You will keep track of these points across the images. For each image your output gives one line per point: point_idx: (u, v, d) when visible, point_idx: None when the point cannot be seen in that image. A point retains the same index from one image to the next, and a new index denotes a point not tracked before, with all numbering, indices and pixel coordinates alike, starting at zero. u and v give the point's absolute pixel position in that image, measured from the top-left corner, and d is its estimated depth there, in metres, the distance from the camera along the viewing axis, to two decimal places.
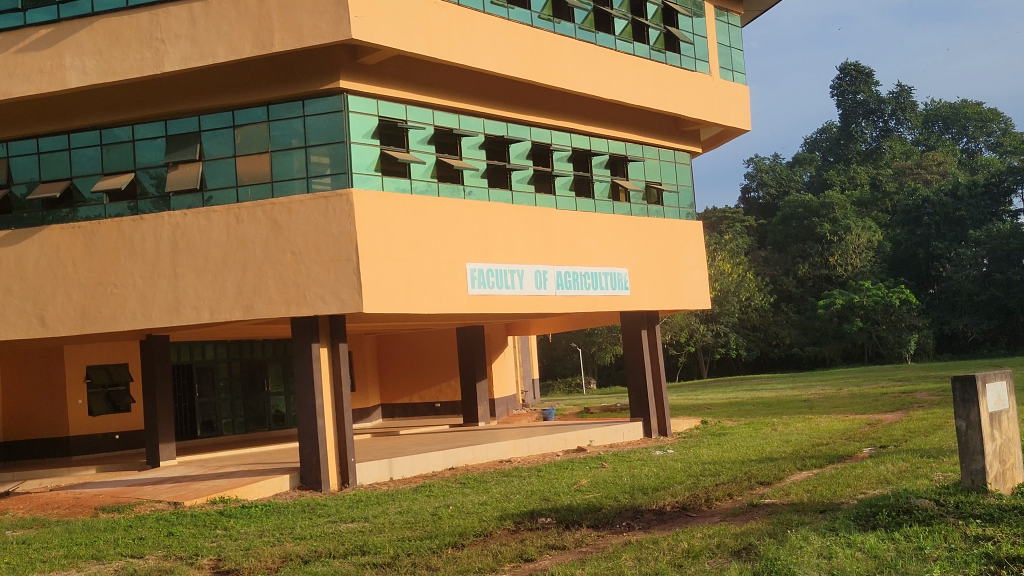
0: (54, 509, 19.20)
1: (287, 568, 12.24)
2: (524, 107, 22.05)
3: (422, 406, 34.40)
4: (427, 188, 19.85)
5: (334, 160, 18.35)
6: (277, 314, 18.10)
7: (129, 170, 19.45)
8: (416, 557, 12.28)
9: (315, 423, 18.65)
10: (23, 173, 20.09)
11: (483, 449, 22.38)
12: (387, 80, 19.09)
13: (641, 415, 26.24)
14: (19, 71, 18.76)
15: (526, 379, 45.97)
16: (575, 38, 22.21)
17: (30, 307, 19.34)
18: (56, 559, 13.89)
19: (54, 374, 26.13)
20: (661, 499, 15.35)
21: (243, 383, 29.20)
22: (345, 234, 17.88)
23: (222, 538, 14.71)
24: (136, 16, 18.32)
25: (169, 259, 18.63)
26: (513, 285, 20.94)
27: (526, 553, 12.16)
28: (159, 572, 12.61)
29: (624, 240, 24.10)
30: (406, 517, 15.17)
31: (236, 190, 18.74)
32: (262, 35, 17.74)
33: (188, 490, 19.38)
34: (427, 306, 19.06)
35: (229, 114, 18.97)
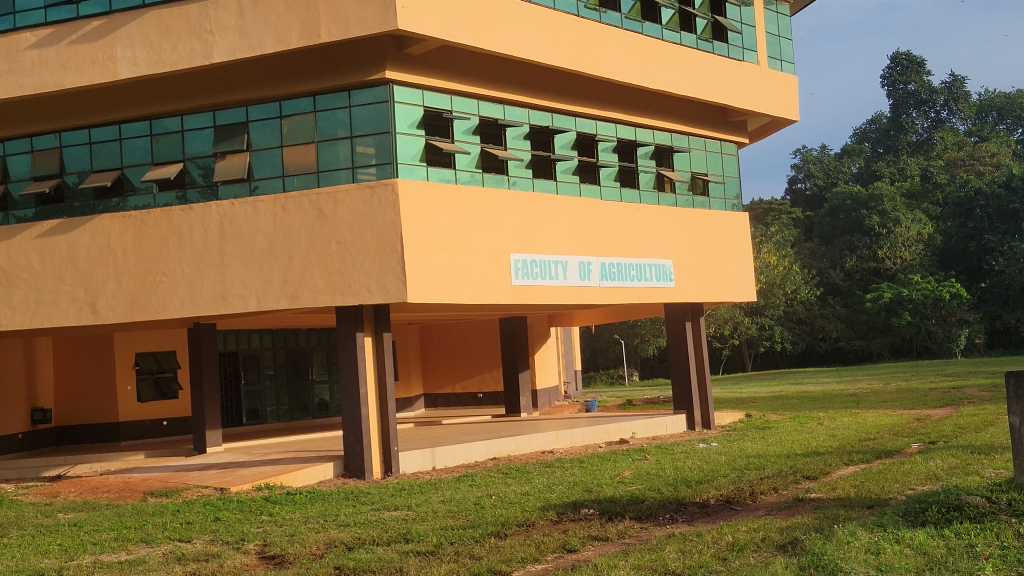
0: (105, 493, 19.58)
1: (332, 554, 12.37)
2: (569, 98, 21.97)
3: (464, 396, 34.52)
4: (472, 178, 19.87)
5: (380, 150, 18.43)
6: (322, 303, 18.25)
7: (178, 160, 19.71)
8: (460, 545, 12.34)
9: (358, 412, 18.79)
10: (75, 162, 20.44)
11: (525, 440, 22.41)
12: (433, 70, 19.13)
13: (685, 408, 26.09)
14: (72, 63, 19.10)
15: (569, 370, 45.92)
16: (621, 28, 22.06)
17: (82, 295, 19.71)
18: (106, 542, 14.16)
19: (104, 360, 26.61)
20: (705, 492, 15.25)
21: (287, 372, 29.49)
22: (390, 224, 17.97)
23: (268, 523, 14.90)
24: (186, 7, 18.52)
25: (216, 248, 18.86)
26: (557, 276, 20.92)
27: (568, 543, 12.16)
28: (207, 556, 12.80)
29: (669, 232, 23.96)
30: (449, 506, 15.23)
31: (282, 179, 18.90)
32: (309, 26, 17.84)
33: (234, 476, 19.65)
34: (471, 296, 19.09)
35: (276, 105, 19.12)
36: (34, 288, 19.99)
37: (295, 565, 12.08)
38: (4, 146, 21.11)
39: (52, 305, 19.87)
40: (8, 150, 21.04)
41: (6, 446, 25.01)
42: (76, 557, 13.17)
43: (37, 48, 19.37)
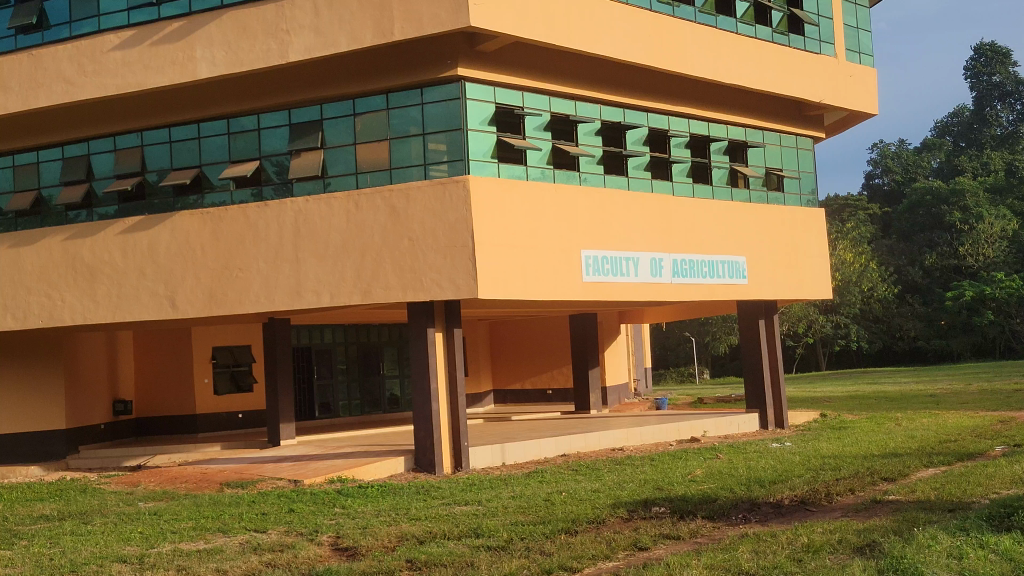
0: (183, 483, 20.07)
1: (404, 547, 12.50)
2: (641, 93, 21.81)
3: (534, 392, 34.56)
4: (543, 174, 19.86)
5: (451, 147, 18.53)
6: (395, 298, 18.43)
7: (255, 157, 20.07)
8: (530, 541, 12.36)
9: (429, 407, 18.94)
10: (155, 160, 20.96)
11: (595, 437, 22.34)
12: (505, 66, 19.16)
13: (758, 407, 25.73)
14: (154, 63, 19.60)
15: (639, 367, 45.69)
16: (695, 21, 21.84)
17: (161, 289, 20.21)
18: (185, 530, 14.53)
19: (182, 353, 27.28)
20: (779, 492, 15.03)
21: (359, 367, 29.85)
22: (461, 220, 18.06)
23: (341, 515, 15.11)
24: (263, 7, 18.85)
25: (291, 244, 19.18)
26: (628, 273, 20.80)
27: (640, 541, 12.09)
28: (282, 547, 13.04)
29: (742, 228, 23.64)
30: (519, 502, 15.26)
31: (355, 176, 19.11)
32: (382, 25, 18.02)
33: (307, 468, 19.97)
34: (542, 292, 19.10)
35: (350, 102, 19.35)
36: (117, 283, 20.58)
37: (367, 557, 12.24)
38: (88, 145, 21.75)
39: (133, 299, 20.42)
40: (93, 149, 21.67)
41: (90, 436, 25.81)
42: (157, 545, 13.53)
43: (120, 50, 19.92)
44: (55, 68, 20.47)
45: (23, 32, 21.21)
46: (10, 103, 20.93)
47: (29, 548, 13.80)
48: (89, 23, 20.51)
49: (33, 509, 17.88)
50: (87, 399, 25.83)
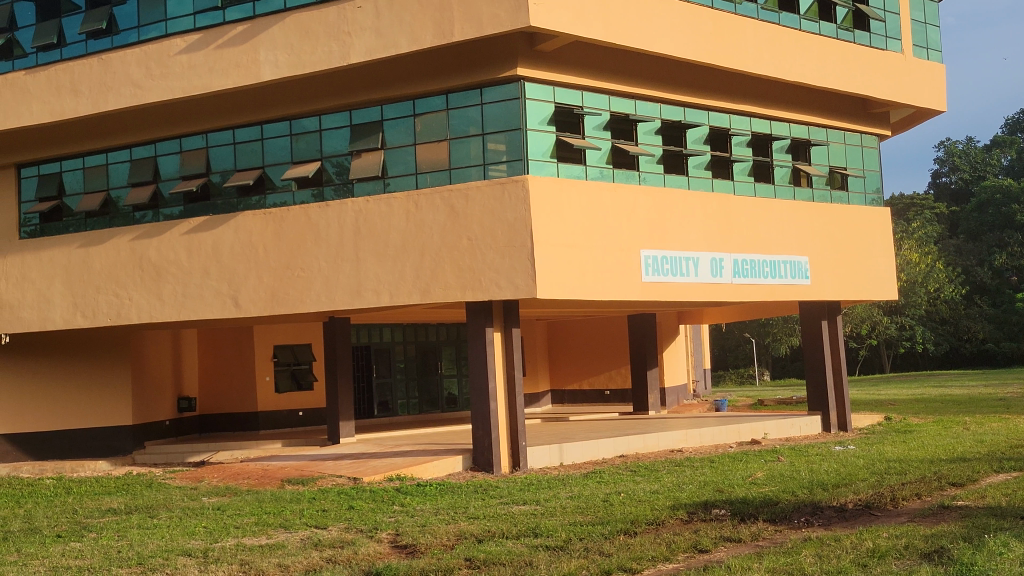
0: (245, 479, 20.39)
1: (463, 546, 12.54)
2: (702, 91, 21.61)
3: (592, 392, 34.48)
4: (602, 174, 19.79)
5: (510, 147, 18.56)
6: (453, 298, 18.51)
7: (316, 158, 20.33)
8: (589, 542, 12.31)
9: (487, 406, 18.98)
10: (220, 162, 21.34)
11: (654, 438, 22.20)
12: (564, 66, 19.15)
13: (820, 409, 25.34)
14: (219, 66, 19.95)
15: (698, 368, 45.33)
16: (757, 19, 21.58)
17: (225, 289, 20.58)
18: (248, 526, 14.75)
19: (244, 352, 27.76)
20: (843, 495, 14.78)
21: (417, 366, 30.04)
22: (520, 220, 18.07)
23: (400, 513, 15.22)
24: (325, 10, 19.08)
25: (351, 243, 19.38)
26: (688, 273, 20.63)
27: (700, 543, 11.97)
28: (342, 543, 13.17)
29: (805, 228, 23.29)
30: (578, 502, 15.23)
31: (415, 177, 19.25)
32: (442, 25, 18.11)
33: (367, 466, 20.15)
34: (601, 292, 19.04)
35: (410, 103, 19.49)
36: (182, 282, 21.00)
37: (426, 555, 12.30)
38: (155, 147, 22.21)
39: (199, 298, 20.81)
40: (159, 150, 22.13)
41: (155, 432, 26.38)
42: (220, 539, 13.76)
43: (186, 53, 20.32)
44: (124, 72, 20.96)
45: (93, 37, 21.76)
46: (80, 107, 21.48)
47: (98, 540, 14.14)
48: (156, 28, 20.97)
49: (101, 503, 18.31)
50: (153, 396, 26.45)
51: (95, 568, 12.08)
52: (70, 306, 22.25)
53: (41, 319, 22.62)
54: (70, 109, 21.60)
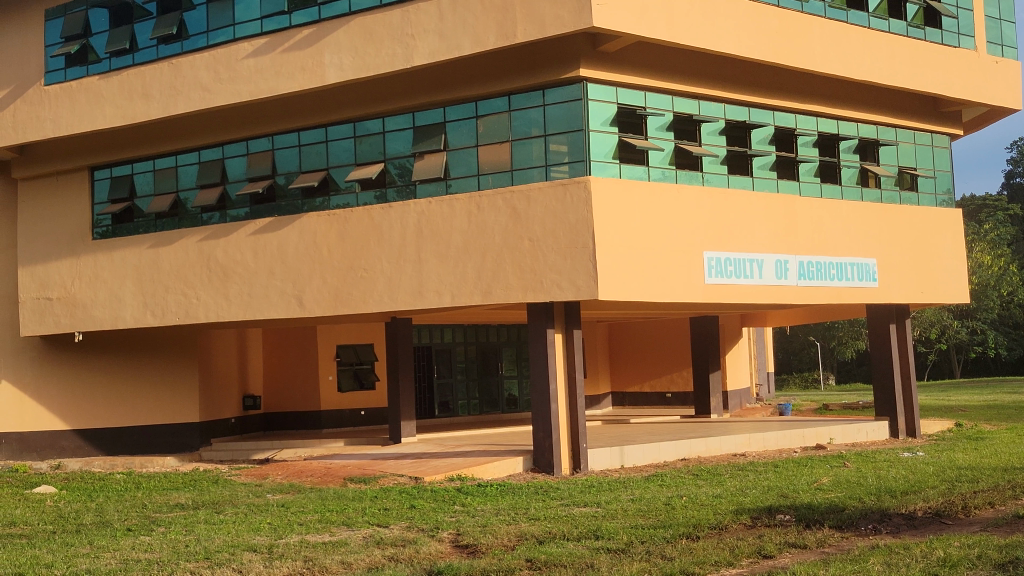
0: (309, 476, 20.68)
1: (524, 547, 12.55)
2: (767, 91, 21.32)
3: (653, 395, 34.26)
4: (665, 175, 19.65)
5: (572, 148, 18.53)
6: (514, 299, 18.54)
7: (379, 160, 20.52)
8: (651, 545, 12.23)
9: (548, 407, 18.97)
10: (285, 164, 21.66)
11: (716, 441, 21.99)
12: (627, 66, 19.06)
13: (888, 414, 24.84)
14: (285, 70, 20.27)
15: (762, 372, 44.84)
16: (825, 17, 21.24)
17: (289, 289, 20.90)
18: (311, 523, 14.94)
19: (308, 351, 28.16)
20: (912, 502, 14.47)
21: (478, 367, 30.15)
22: (582, 221, 18.03)
23: (461, 513, 15.29)
24: (389, 13, 19.26)
25: (414, 244, 19.54)
26: (752, 275, 20.39)
27: (765, 549, 11.82)
28: (403, 541, 13.27)
29: (872, 229, 22.86)
30: (638, 505, 15.12)
31: (477, 178, 19.31)
32: (505, 27, 18.15)
33: (428, 466, 20.28)
34: (663, 294, 18.91)
35: (473, 105, 19.57)
36: (248, 282, 21.39)
37: (487, 555, 12.33)
38: (223, 149, 22.62)
39: (264, 298, 21.17)
40: (227, 153, 22.53)
41: (221, 429, 26.89)
42: (284, 536, 13.96)
43: (253, 57, 20.69)
44: (193, 77, 21.41)
45: (164, 42, 22.23)
46: (151, 110, 21.98)
47: (166, 535, 14.44)
48: (224, 32, 21.35)
49: (169, 498, 18.71)
50: (219, 393, 26.96)
51: (163, 562, 12.33)
52: (140, 306, 22.77)
53: (112, 318, 23.19)
54: (141, 112, 22.12)
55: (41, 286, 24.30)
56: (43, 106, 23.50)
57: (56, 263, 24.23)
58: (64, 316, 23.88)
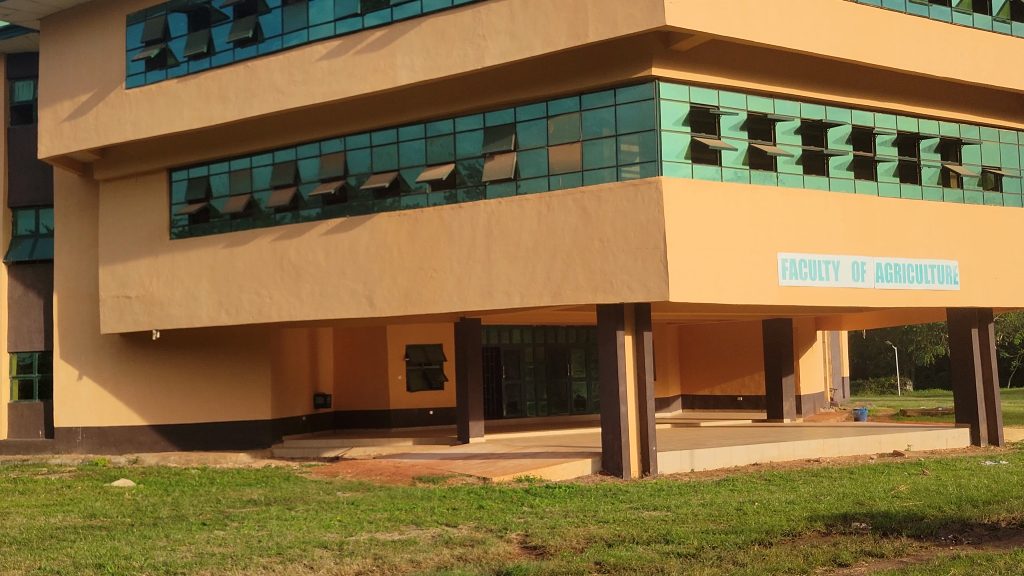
0: (378, 475, 20.85)
1: (593, 549, 12.45)
2: (844, 89, 20.87)
3: (724, 399, 33.81)
4: (739, 175, 19.33)
5: (644, 148, 18.35)
6: (584, 300, 18.43)
7: (450, 161, 20.59)
8: (722, 550, 12.02)
9: (617, 409, 18.83)
10: (357, 165, 21.87)
11: (790, 446, 21.58)
12: (701, 65, 18.82)
13: (969, 421, 24.10)
14: (358, 71, 20.49)
15: (837, 377, 44.07)
16: (905, 12, 20.70)
17: (360, 289, 21.12)
18: (381, 521, 15.02)
19: (378, 350, 28.43)
20: (995, 513, 13.98)
21: (547, 368, 30.10)
22: (653, 222, 17.85)
23: (529, 514, 15.25)
24: (461, 14, 19.32)
25: (483, 245, 19.58)
26: (829, 277, 19.97)
27: (840, 557, 11.53)
28: (472, 541, 13.27)
29: (953, 231, 22.21)
30: (709, 510, 14.91)
31: (547, 178, 19.25)
32: (576, 26, 18.06)
33: (496, 466, 20.28)
34: (735, 296, 18.62)
35: (543, 105, 19.53)
36: (320, 282, 21.68)
37: (556, 557, 12.27)
38: (296, 150, 22.93)
39: (336, 298, 21.44)
40: (300, 154, 22.84)
41: (292, 427, 27.30)
42: (355, 533, 14.07)
43: (327, 60, 20.96)
44: (269, 79, 21.78)
45: (240, 45, 22.64)
46: (228, 112, 22.41)
47: (239, 529, 14.67)
48: (298, 35, 21.64)
49: (242, 493, 19.01)
50: (291, 391, 27.36)
51: (237, 556, 12.52)
52: (215, 304, 23.25)
53: (188, 316, 23.70)
54: (218, 115, 22.56)
55: (121, 284, 24.97)
56: (124, 109, 24.12)
57: (135, 262, 24.86)
58: (142, 314, 24.47)
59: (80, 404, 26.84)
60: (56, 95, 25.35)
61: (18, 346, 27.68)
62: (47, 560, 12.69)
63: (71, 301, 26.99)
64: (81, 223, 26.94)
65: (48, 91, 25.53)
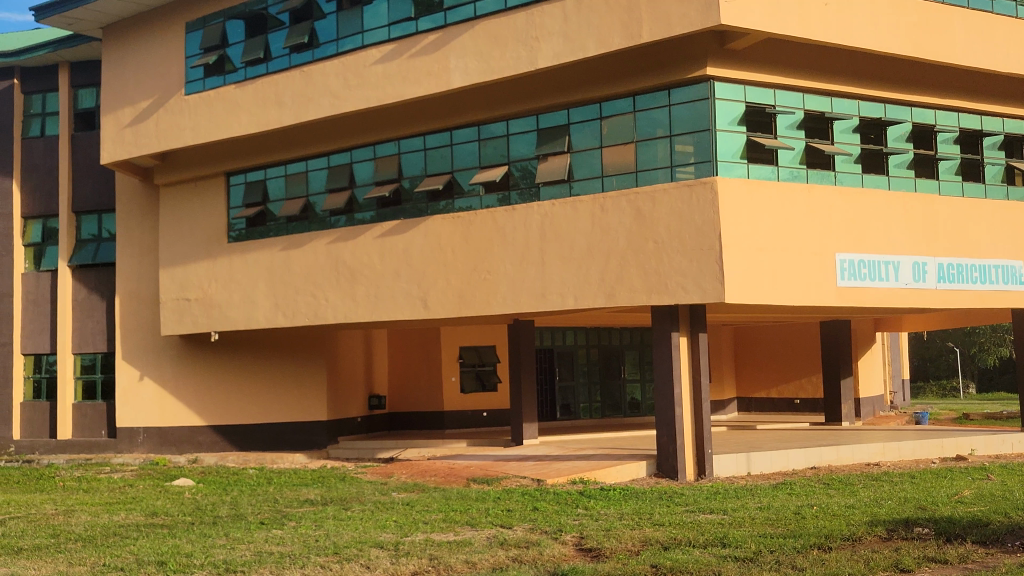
0: (432, 476, 20.95)
1: (649, 552, 12.38)
2: (904, 86, 20.50)
3: (780, 401, 33.41)
4: (796, 174, 19.08)
5: (699, 148, 18.19)
6: (639, 302, 18.33)
7: (503, 163, 20.62)
8: (781, 554, 11.88)
9: (672, 412, 18.68)
10: (411, 168, 22.03)
11: (849, 450, 21.23)
12: (757, 63, 18.63)
13: None
14: (412, 75, 20.64)
15: (896, 379, 43.36)
16: (968, 7, 20.28)
17: (415, 290, 21.27)
18: (436, 522, 15.10)
19: (432, 352, 28.61)
20: None
21: (600, 369, 30.02)
22: (708, 223, 17.69)
23: (584, 516, 15.22)
24: (514, 16, 19.36)
25: (537, 247, 19.59)
26: (889, 278, 19.63)
27: (902, 562, 11.32)
28: (527, 543, 13.28)
29: (1018, 230, 21.70)
30: (767, 513, 14.74)
31: (601, 180, 19.21)
32: (630, 27, 17.99)
33: (550, 468, 20.26)
34: (793, 297, 18.39)
35: (597, 106, 19.49)
36: (375, 284, 21.86)
37: (611, 559, 12.22)
38: (351, 153, 23.16)
39: (390, 300, 21.61)
40: (355, 157, 23.07)
41: (348, 428, 27.59)
42: (410, 534, 14.16)
43: (381, 63, 21.16)
44: (324, 84, 22.03)
45: (296, 51, 22.92)
46: (284, 117, 22.72)
47: (297, 529, 14.84)
48: (353, 40, 21.85)
49: (299, 493, 19.24)
50: (346, 393, 27.64)
51: (295, 555, 12.66)
52: (272, 306, 23.57)
53: (246, 317, 24.06)
54: (275, 119, 22.88)
55: (181, 287, 25.45)
56: (184, 115, 24.58)
57: (194, 265, 25.32)
58: (202, 316, 24.91)
59: (141, 405, 27.38)
60: (118, 103, 25.93)
61: (82, 348, 28.36)
62: (110, 557, 12.98)
63: (133, 304, 27.56)
64: (142, 227, 27.49)
65: (110, 98, 26.12)
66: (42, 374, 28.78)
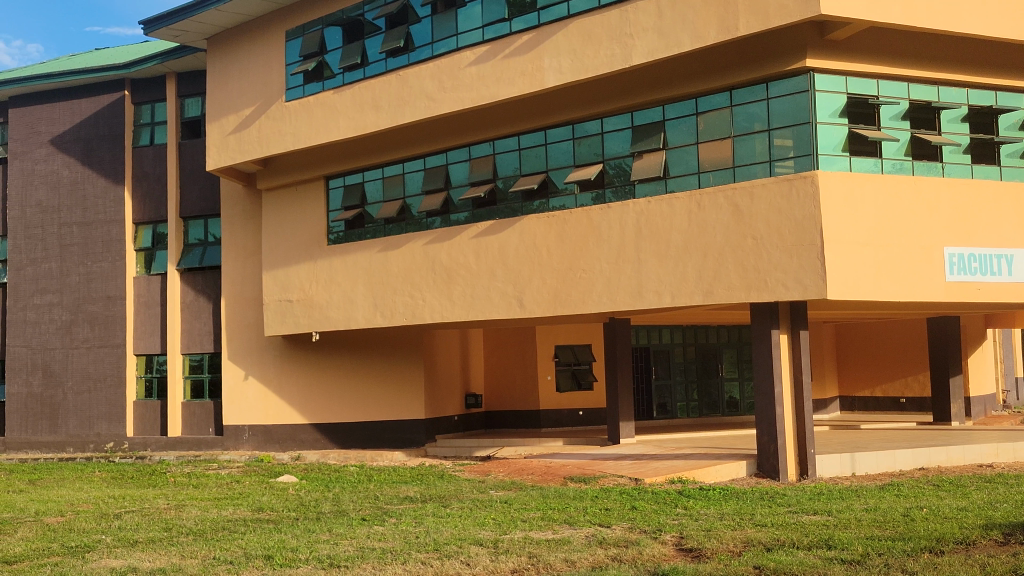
0: (529, 474, 21.03)
1: (751, 553, 12.18)
2: (1017, 72, 19.68)
3: (885, 400, 32.50)
4: (900, 167, 18.52)
5: (798, 141, 17.82)
6: (737, 299, 18.07)
7: (598, 161, 20.61)
8: (889, 558, 11.57)
9: (772, 410, 18.34)
10: (506, 168, 22.18)
11: (959, 450, 20.51)
12: (860, 54, 18.15)
13: None
14: (506, 75, 20.75)
15: (1009, 376, 41.66)
16: None
17: (510, 290, 21.38)
18: (535, 520, 15.15)
19: (527, 351, 28.73)
20: None
21: (697, 368, 29.67)
22: (809, 218, 17.29)
23: (684, 516, 15.07)
24: (608, 14, 19.29)
25: (633, 244, 19.49)
26: (1000, 272, 18.89)
27: (1020, 567, 10.87)
28: (627, 542, 13.21)
29: None
30: (874, 515, 14.34)
31: (697, 176, 19.00)
32: (726, 20, 17.72)
33: (648, 467, 20.13)
34: (898, 293, 17.88)
35: (692, 102, 19.30)
36: (471, 283, 22.06)
37: (712, 559, 12.09)
38: (446, 155, 23.46)
39: (486, 299, 21.78)
40: (450, 159, 23.36)
41: (444, 426, 27.91)
42: (509, 531, 14.25)
43: (475, 65, 21.33)
44: (420, 87, 22.34)
45: (392, 55, 23.27)
46: (381, 120, 23.11)
47: (398, 525, 15.09)
48: (447, 43, 22.09)
49: (399, 490, 19.53)
50: (443, 391, 27.95)
51: (396, 551, 12.86)
52: (371, 307, 24.01)
53: (345, 318, 24.57)
54: (372, 123, 23.31)
55: (283, 288, 26.14)
56: (284, 120, 25.23)
57: (295, 267, 25.96)
58: (303, 317, 25.54)
59: (245, 403, 28.20)
60: (222, 110, 26.78)
61: (190, 348, 29.37)
62: (220, 550, 13.40)
63: (237, 305, 28.42)
64: (246, 230, 28.32)
65: (215, 106, 26.99)
66: (153, 373, 29.91)
